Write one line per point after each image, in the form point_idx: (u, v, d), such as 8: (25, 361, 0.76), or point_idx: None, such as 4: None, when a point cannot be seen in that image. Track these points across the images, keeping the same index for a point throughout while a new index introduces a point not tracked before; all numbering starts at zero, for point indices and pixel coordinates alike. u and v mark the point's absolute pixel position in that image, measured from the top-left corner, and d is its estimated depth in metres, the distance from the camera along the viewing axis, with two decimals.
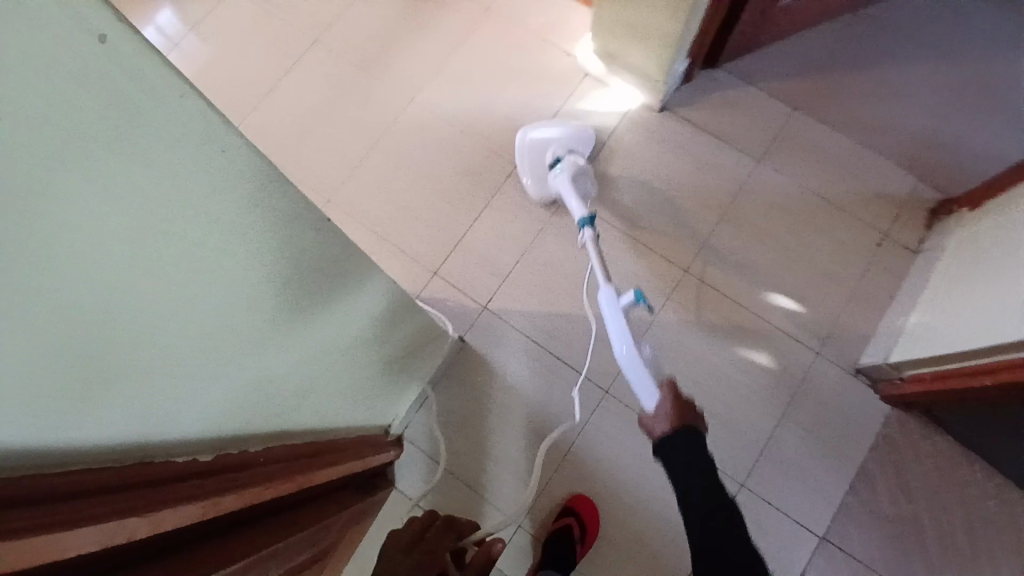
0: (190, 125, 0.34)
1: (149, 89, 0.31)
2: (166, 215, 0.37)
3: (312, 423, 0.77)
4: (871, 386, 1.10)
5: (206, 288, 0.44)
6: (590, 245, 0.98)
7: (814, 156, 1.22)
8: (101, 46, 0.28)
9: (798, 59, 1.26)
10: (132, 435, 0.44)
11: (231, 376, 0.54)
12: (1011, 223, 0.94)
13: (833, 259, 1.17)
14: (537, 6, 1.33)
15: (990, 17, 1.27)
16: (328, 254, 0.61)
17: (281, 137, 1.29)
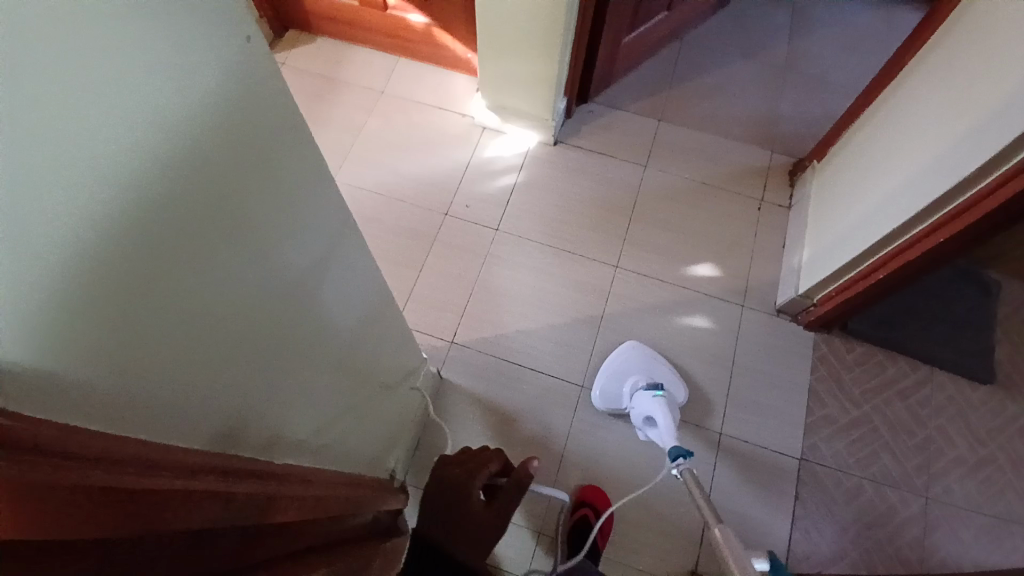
0: (284, 120, 0.41)
1: (265, 80, 0.37)
2: (259, 202, 0.42)
3: (332, 451, 0.80)
4: (793, 320, 1.28)
5: (263, 268, 0.47)
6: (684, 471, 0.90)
7: (686, 152, 1.45)
8: (245, 44, 0.34)
9: (647, 83, 1.52)
10: (218, 421, 0.48)
11: (269, 377, 0.55)
12: (854, 157, 1.18)
13: (730, 225, 1.38)
14: (425, 81, 1.50)
15: (779, 19, 1.59)
16: (354, 266, 0.67)
17: (308, 94, 1.48)
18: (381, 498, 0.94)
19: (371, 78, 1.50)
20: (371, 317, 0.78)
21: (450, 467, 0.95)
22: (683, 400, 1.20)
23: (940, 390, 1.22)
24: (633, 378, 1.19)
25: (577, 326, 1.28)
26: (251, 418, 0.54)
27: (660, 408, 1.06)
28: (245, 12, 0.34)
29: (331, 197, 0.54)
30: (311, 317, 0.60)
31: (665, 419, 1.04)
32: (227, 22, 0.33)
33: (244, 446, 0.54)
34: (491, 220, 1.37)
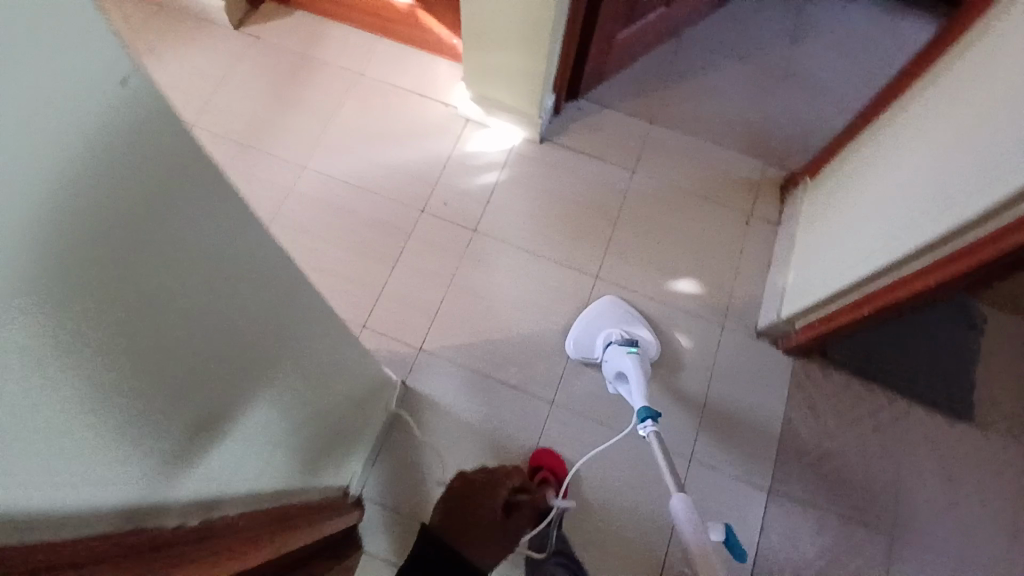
0: (192, 168, 0.34)
1: (158, 125, 0.30)
2: (175, 267, 0.37)
3: (282, 483, 0.75)
4: (774, 344, 1.25)
5: (187, 326, 0.41)
6: (653, 438, 0.92)
7: (676, 158, 1.39)
8: (123, 90, 0.27)
9: (640, 82, 1.45)
10: (144, 495, 0.44)
11: (201, 433, 0.50)
12: (847, 181, 1.13)
13: (716, 239, 1.33)
14: (405, 65, 1.42)
15: (780, 21, 1.52)
16: (301, 300, 0.61)
17: (265, 95, 1.37)
18: (328, 519, 0.90)
19: (347, 58, 1.42)
20: (324, 345, 0.73)
21: (475, 475, 1.08)
22: (655, 354, 1.20)
23: (917, 425, 1.20)
24: (605, 332, 1.19)
25: (551, 336, 1.23)
26: (179, 479, 0.49)
27: (631, 363, 1.06)
28: (120, 51, 0.26)
29: (263, 240, 0.48)
30: (254, 363, 0.55)
31: (636, 374, 1.04)
32: (92, 68, 0.25)
33: (176, 511, 0.49)
34: (469, 218, 1.30)
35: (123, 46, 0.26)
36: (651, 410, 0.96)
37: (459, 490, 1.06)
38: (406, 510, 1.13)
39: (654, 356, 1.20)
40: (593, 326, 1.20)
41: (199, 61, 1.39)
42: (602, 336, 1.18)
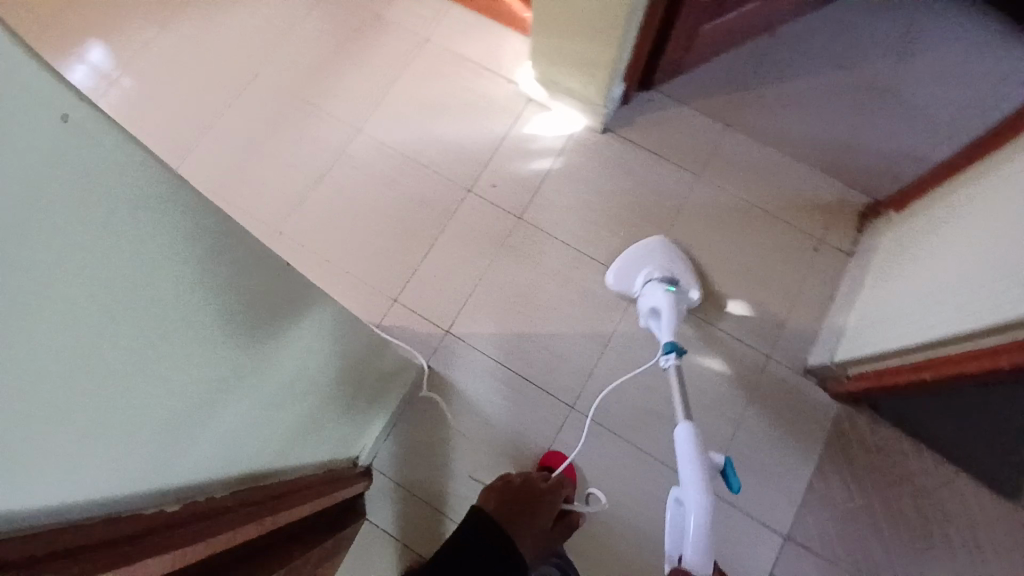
0: (144, 195, 0.39)
1: (100, 153, 0.35)
2: (138, 284, 0.41)
3: (287, 468, 0.79)
4: (820, 385, 1.16)
5: (121, 317, 0.41)
6: (674, 374, 0.95)
7: (746, 168, 1.29)
8: (65, 124, 0.32)
9: (721, 79, 1.34)
10: (130, 482, 0.48)
11: (166, 422, 0.50)
12: (933, 225, 1.02)
13: (776, 263, 1.23)
14: (473, 35, 1.36)
15: (890, 27, 1.37)
16: (267, 282, 0.61)
17: (329, 52, 1.35)
18: (339, 489, 0.94)
19: (417, 22, 1.37)
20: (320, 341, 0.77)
21: (536, 480, 1.02)
22: (694, 300, 1.16)
23: (968, 499, 1.09)
24: (647, 267, 1.15)
25: (582, 340, 1.19)
26: (148, 470, 0.50)
27: (669, 305, 1.06)
28: (56, 86, 0.30)
29: (207, 212, 0.47)
30: (221, 348, 0.55)
31: (671, 316, 1.04)
32: (31, 103, 0.29)
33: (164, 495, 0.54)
34: (516, 205, 1.26)
35: (62, 84, 0.31)
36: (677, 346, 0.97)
37: (515, 485, 1.00)
38: (411, 489, 1.12)
39: (693, 300, 1.15)
40: (637, 258, 1.16)
41: (270, 10, 1.38)
42: (643, 270, 1.15)
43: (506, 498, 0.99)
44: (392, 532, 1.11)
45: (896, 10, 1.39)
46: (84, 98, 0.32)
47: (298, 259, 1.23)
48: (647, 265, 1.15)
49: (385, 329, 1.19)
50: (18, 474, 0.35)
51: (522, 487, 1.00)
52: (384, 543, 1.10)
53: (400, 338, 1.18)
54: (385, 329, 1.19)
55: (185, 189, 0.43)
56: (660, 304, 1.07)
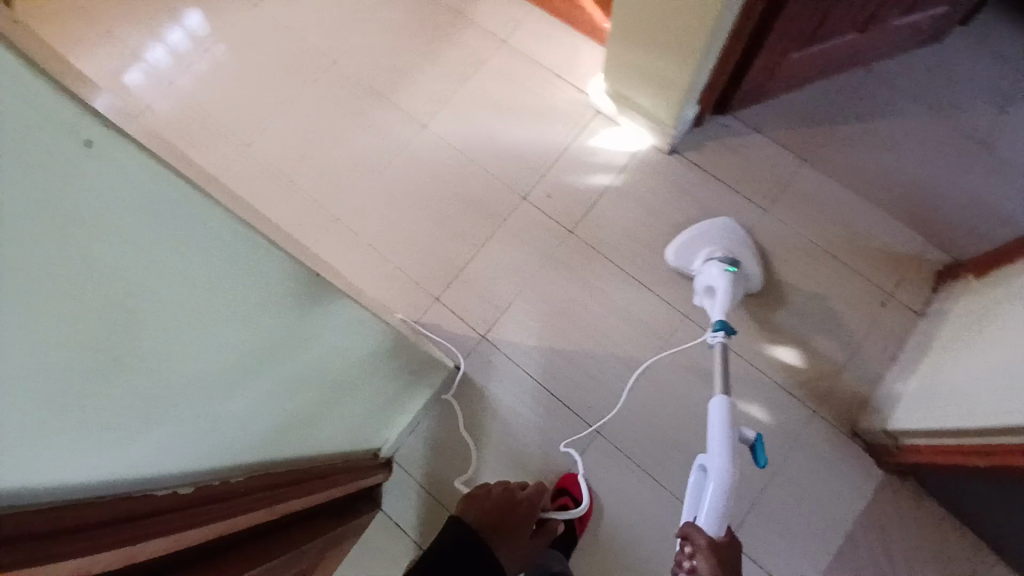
0: (180, 205, 0.39)
1: (136, 178, 0.35)
2: (171, 286, 0.42)
3: (308, 458, 0.82)
4: (865, 449, 1.09)
5: (160, 319, 0.43)
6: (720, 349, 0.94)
7: (818, 209, 1.23)
8: (89, 148, 0.32)
9: (804, 111, 1.28)
10: (147, 466, 0.50)
11: (193, 410, 0.53)
12: (1011, 296, 0.94)
13: (835, 313, 1.17)
14: (551, 40, 1.34)
15: (993, 77, 1.29)
16: (318, 295, 0.62)
17: (407, 44, 1.37)
18: (359, 478, 0.96)
19: (496, 23, 1.37)
20: (359, 344, 0.77)
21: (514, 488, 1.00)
22: (754, 284, 1.15)
23: None
24: (709, 247, 1.13)
25: (618, 365, 1.16)
26: (168, 450, 0.52)
27: (725, 285, 1.04)
28: (79, 114, 0.30)
29: (249, 233, 0.47)
30: (258, 348, 0.57)
31: (725, 295, 1.03)
32: (56, 136, 0.30)
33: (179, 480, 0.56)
34: (570, 219, 1.24)
35: (86, 110, 0.31)
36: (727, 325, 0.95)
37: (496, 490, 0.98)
38: (429, 489, 1.12)
39: (752, 286, 1.15)
40: (701, 235, 1.14)
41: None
42: (704, 249, 1.13)
43: (493, 515, 0.95)
44: (403, 529, 1.11)
45: (1004, 60, 1.30)
46: (107, 123, 0.32)
47: (351, 245, 1.26)
48: (709, 243, 1.13)
49: (423, 325, 1.20)
50: (43, 453, 0.38)
51: (509, 493, 0.98)
52: (394, 539, 1.10)
53: (435, 338, 1.18)
54: (424, 326, 1.20)
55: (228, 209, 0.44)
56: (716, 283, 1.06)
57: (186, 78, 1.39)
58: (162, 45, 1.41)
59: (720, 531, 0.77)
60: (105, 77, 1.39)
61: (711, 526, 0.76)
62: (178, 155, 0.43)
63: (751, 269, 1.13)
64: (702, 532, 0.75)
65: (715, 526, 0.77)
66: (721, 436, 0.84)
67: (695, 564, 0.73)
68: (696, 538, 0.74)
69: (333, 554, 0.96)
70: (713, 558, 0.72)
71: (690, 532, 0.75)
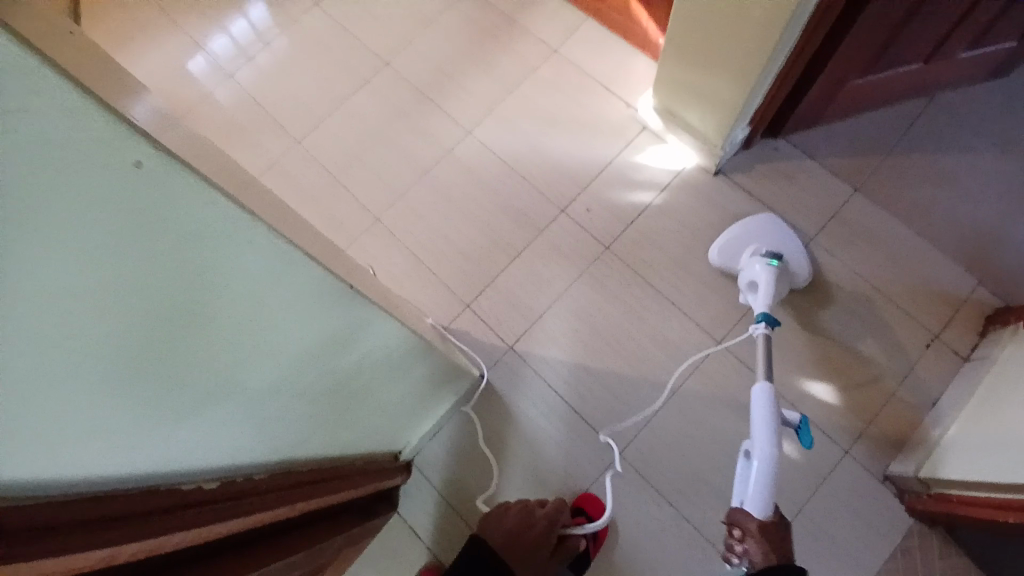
0: (222, 223, 0.39)
1: (188, 199, 0.35)
2: (209, 298, 0.43)
3: (331, 460, 0.83)
4: (896, 494, 1.05)
5: (198, 332, 0.44)
6: (762, 341, 0.91)
7: (866, 241, 1.19)
8: (138, 170, 0.31)
9: (857, 138, 1.25)
10: (169, 461, 0.53)
11: (219, 415, 0.55)
12: None
13: (876, 351, 1.13)
14: (604, 52, 1.33)
15: None
16: (359, 312, 0.62)
17: (459, 49, 1.38)
18: (378, 479, 0.98)
19: (548, 31, 1.36)
20: (391, 354, 0.77)
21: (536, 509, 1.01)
22: (800, 281, 1.13)
23: None
24: (754, 243, 1.11)
25: (645, 385, 1.14)
26: (191, 450, 0.55)
27: (768, 279, 1.03)
28: (128, 138, 0.30)
29: (295, 248, 0.47)
30: (290, 359, 0.58)
31: (767, 290, 1.02)
32: (105, 157, 0.30)
33: (200, 474, 0.58)
34: (607, 234, 1.23)
35: (136, 133, 0.30)
36: (769, 317, 0.94)
37: (517, 512, 0.99)
38: (446, 496, 1.13)
39: (799, 281, 1.12)
40: (745, 230, 1.12)
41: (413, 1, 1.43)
42: (749, 245, 1.12)
43: (512, 534, 0.96)
44: (416, 533, 1.12)
45: None
46: (155, 142, 0.32)
47: (389, 247, 1.27)
48: (752, 239, 1.12)
49: (453, 331, 1.21)
50: (65, 450, 0.41)
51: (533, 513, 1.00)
52: (409, 542, 1.11)
53: (463, 344, 1.19)
54: (453, 332, 1.21)
55: (276, 229, 0.44)
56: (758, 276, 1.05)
57: (244, 69, 1.43)
58: (225, 36, 1.46)
59: (769, 512, 0.77)
60: (168, 67, 1.44)
61: (757, 511, 0.76)
62: (231, 169, 0.44)
63: (798, 264, 1.11)
64: (751, 518, 0.77)
65: (765, 510, 0.77)
66: (764, 421, 0.81)
67: (746, 547, 0.76)
68: (746, 524, 0.77)
69: (349, 551, 0.98)
70: (764, 541, 0.75)
71: (738, 518, 0.78)
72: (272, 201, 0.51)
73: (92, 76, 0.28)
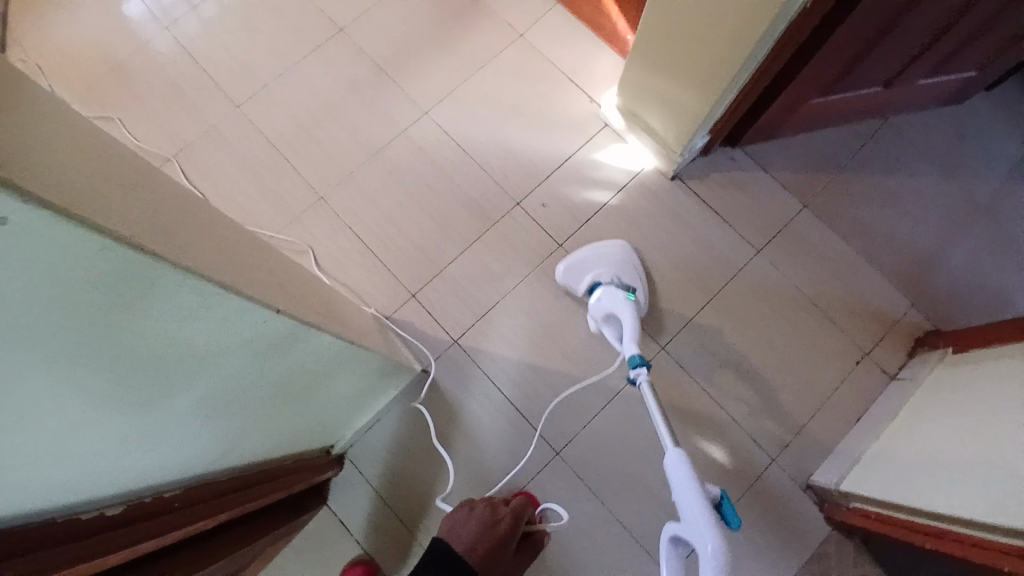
0: (128, 271, 0.33)
1: (79, 251, 0.30)
2: (122, 342, 0.38)
3: (256, 464, 0.79)
4: (817, 504, 1.10)
5: (115, 375, 0.39)
6: (648, 390, 0.85)
7: (811, 256, 1.21)
8: (6, 228, 0.26)
9: (811, 154, 1.27)
10: (71, 494, 0.47)
11: (135, 447, 0.49)
12: (979, 378, 0.94)
13: (810, 365, 1.17)
14: (571, 42, 1.29)
15: (998, 146, 1.29)
16: (296, 330, 0.57)
17: (420, 24, 1.30)
18: (307, 478, 0.94)
19: (515, 14, 1.31)
20: (329, 362, 0.73)
21: (502, 509, 0.99)
22: (642, 311, 1.14)
23: None
24: (597, 271, 1.12)
25: (587, 388, 1.14)
26: (97, 482, 0.49)
27: (628, 311, 1.00)
28: None
29: (221, 281, 0.41)
30: (224, 386, 0.53)
31: (630, 320, 0.99)
32: None
33: (106, 498, 0.53)
34: (561, 232, 1.21)
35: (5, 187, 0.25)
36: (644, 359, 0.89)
37: (485, 514, 0.96)
38: (380, 491, 1.11)
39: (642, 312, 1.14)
40: (587, 257, 1.14)
41: None
42: (593, 271, 1.13)
43: (480, 536, 0.93)
44: (348, 527, 1.09)
45: (1010, 132, 1.30)
46: (31, 194, 0.26)
47: (333, 228, 1.21)
48: (594, 265, 1.13)
49: (397, 322, 1.17)
50: None
51: (500, 512, 0.98)
52: (340, 534, 1.09)
53: (407, 337, 1.16)
54: (397, 322, 1.17)
55: (197, 267, 0.38)
56: (617, 310, 1.02)
57: (185, 20, 1.31)
58: None
59: None
60: (96, 10, 1.31)
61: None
62: (141, 185, 0.38)
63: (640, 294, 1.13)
64: None
65: None
66: (691, 498, 0.72)
67: None
68: None
69: (274, 545, 0.95)
70: None
71: None
72: (193, 214, 0.44)
73: None
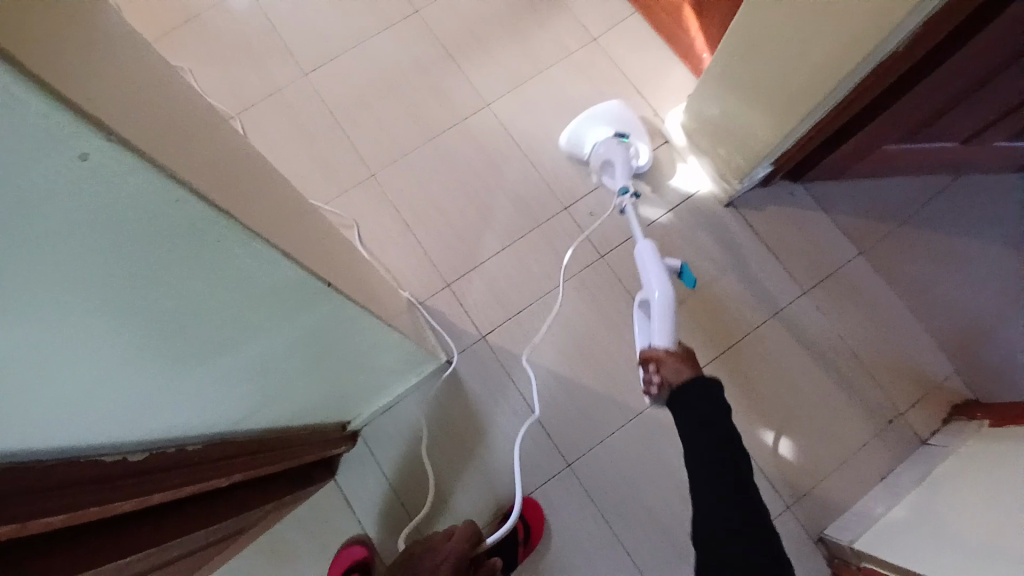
0: (194, 227, 0.32)
1: (150, 199, 0.29)
2: (176, 296, 0.37)
3: (273, 431, 0.79)
4: (826, 560, 1.06)
5: (163, 324, 0.39)
6: (631, 210, 1.06)
7: (858, 305, 1.17)
8: (82, 165, 0.25)
9: (876, 201, 1.22)
10: (96, 436, 0.47)
11: (164, 397, 0.49)
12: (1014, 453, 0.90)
13: (840, 415, 1.13)
14: (644, 54, 1.27)
15: None
16: (340, 307, 0.57)
17: (496, 13, 1.29)
18: (317, 450, 0.94)
19: (592, 16, 1.29)
20: (361, 342, 0.72)
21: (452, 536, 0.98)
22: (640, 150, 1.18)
23: None
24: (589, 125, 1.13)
25: (608, 404, 1.12)
26: (122, 427, 0.49)
27: (621, 161, 1.10)
28: (77, 128, 0.23)
29: (279, 250, 0.40)
30: (261, 350, 0.53)
31: (623, 168, 1.11)
32: (42, 148, 0.23)
33: (129, 444, 0.53)
34: (604, 242, 1.19)
35: (88, 123, 0.24)
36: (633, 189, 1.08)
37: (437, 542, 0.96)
38: (387, 474, 1.10)
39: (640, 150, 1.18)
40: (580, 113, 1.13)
41: None
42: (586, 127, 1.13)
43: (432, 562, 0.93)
44: (350, 505, 1.09)
45: None
46: (113, 132, 0.25)
47: (380, 206, 1.21)
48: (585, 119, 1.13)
49: (427, 308, 1.16)
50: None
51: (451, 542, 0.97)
52: (341, 511, 1.09)
53: (435, 325, 1.15)
54: (427, 309, 1.16)
55: (259, 232, 0.37)
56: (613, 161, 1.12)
57: None
58: None
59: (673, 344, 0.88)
60: None
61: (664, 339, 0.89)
62: (212, 142, 0.38)
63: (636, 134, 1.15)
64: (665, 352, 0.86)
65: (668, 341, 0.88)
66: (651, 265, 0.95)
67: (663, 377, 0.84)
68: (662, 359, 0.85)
69: (276, 512, 0.95)
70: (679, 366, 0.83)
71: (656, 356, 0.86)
72: (253, 180, 0.44)
73: (30, 45, 0.22)
